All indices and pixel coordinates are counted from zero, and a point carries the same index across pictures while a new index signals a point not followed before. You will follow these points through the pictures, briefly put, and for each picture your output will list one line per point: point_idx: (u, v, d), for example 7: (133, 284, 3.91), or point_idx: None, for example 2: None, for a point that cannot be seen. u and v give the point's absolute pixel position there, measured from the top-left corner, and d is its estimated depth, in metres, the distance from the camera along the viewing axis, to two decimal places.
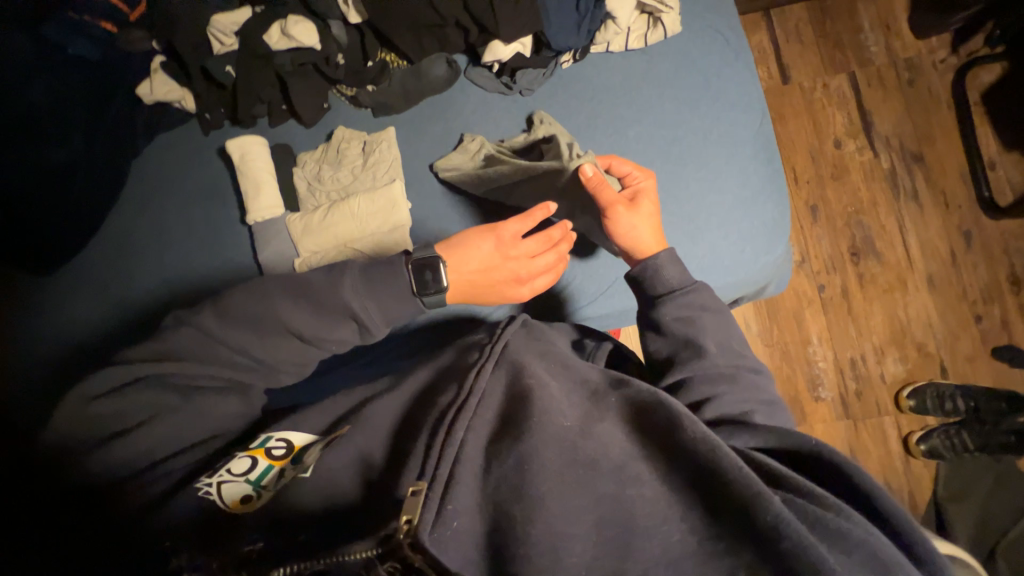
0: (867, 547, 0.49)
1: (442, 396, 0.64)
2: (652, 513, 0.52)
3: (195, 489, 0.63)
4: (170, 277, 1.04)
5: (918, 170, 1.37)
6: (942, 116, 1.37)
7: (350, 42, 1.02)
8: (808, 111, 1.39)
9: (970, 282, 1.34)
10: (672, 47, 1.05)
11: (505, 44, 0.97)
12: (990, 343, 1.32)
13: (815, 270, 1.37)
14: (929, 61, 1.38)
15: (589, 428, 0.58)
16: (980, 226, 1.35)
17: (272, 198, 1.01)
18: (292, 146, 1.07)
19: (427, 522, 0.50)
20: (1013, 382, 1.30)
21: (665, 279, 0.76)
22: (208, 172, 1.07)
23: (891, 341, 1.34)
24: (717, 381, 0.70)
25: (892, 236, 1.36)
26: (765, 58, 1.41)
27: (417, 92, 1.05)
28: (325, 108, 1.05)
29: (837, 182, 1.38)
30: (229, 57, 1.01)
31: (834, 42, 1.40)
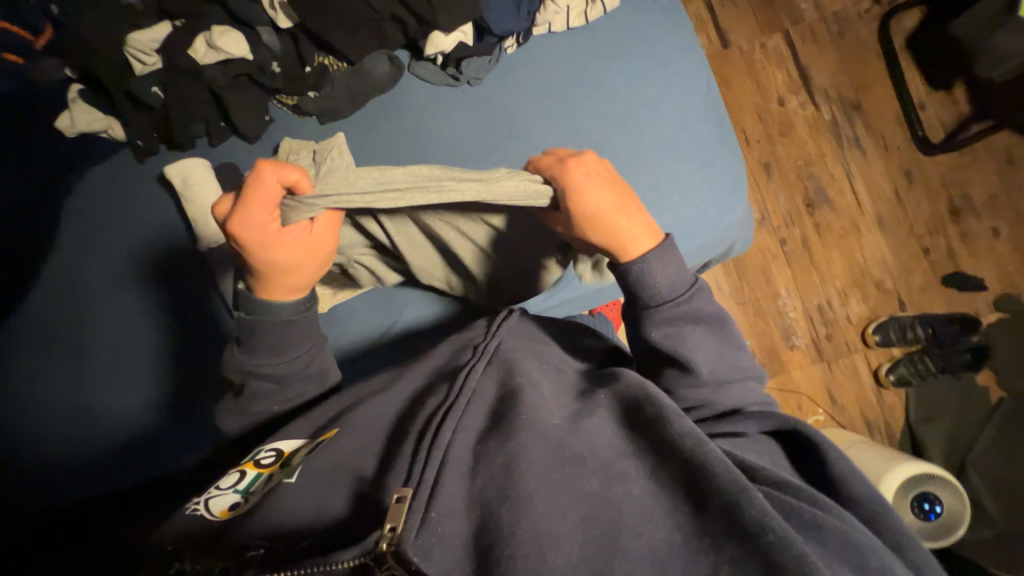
0: (841, 535, 0.51)
1: (431, 400, 0.63)
2: (637, 514, 0.51)
3: (183, 510, 0.61)
4: (122, 320, 0.98)
5: (857, 118, 1.43)
6: (874, 64, 1.43)
7: (285, 48, 0.97)
8: (750, 72, 1.43)
9: (916, 218, 1.42)
10: (614, 23, 1.05)
11: (445, 34, 0.96)
12: (941, 272, 1.41)
13: (775, 225, 1.42)
14: (856, 13, 1.44)
15: (580, 427, 0.59)
16: (919, 164, 1.43)
17: (216, 218, 0.94)
18: (237, 163, 1.00)
19: (412, 529, 0.47)
20: (964, 306, 1.39)
21: (655, 286, 0.67)
22: (147, 201, 1.00)
23: (851, 283, 1.41)
24: (726, 390, 0.68)
25: (841, 183, 1.42)
26: (703, 25, 1.44)
27: (362, 92, 1.00)
28: (266, 120, 1.00)
29: (784, 138, 1.43)
30: (154, 76, 0.95)
31: (766, 2, 1.44)
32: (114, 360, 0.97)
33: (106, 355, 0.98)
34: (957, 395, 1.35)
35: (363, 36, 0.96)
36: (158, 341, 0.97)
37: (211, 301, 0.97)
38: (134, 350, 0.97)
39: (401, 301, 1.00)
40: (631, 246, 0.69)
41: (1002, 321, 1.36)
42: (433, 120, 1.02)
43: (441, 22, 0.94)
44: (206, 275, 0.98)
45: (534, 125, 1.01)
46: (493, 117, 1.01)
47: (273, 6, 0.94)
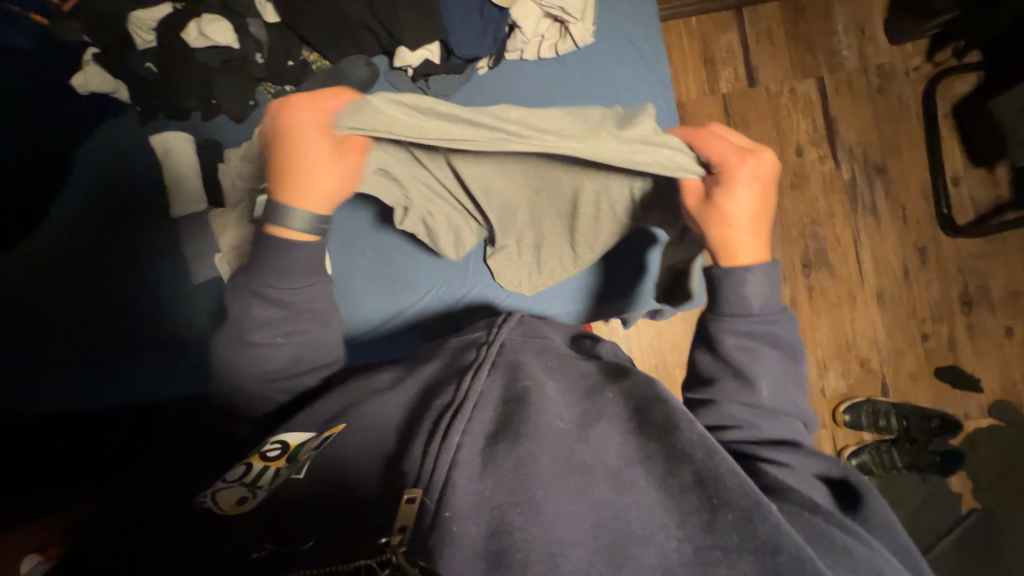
0: (869, 564, 0.43)
1: (439, 397, 0.54)
2: (650, 522, 0.45)
3: (196, 500, 0.56)
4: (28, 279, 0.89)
5: (879, 183, 1.26)
6: (909, 127, 1.26)
7: (273, 42, 0.83)
8: (773, 117, 1.29)
9: (920, 300, 1.23)
10: (621, 30, 0.82)
11: (411, 50, 0.76)
12: (934, 364, 1.21)
13: None
14: (902, 69, 1.27)
15: (590, 431, 0.50)
16: (936, 243, 1.23)
17: (196, 191, 0.84)
18: (222, 141, 0.87)
19: (427, 523, 0.43)
20: (952, 406, 1.19)
21: (743, 296, 0.62)
22: (98, 160, 0.91)
23: (834, 355, 1.23)
24: (761, 415, 0.59)
25: (846, 248, 1.25)
26: (732, 59, 1.30)
27: (338, 93, 0.82)
28: (250, 106, 0.85)
29: (795, 191, 1.27)
30: (150, 53, 0.85)
31: (805, 45, 1.30)
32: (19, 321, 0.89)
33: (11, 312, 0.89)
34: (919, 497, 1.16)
35: (336, 40, 0.80)
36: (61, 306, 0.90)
37: (130, 270, 0.90)
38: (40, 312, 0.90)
39: (345, 297, 0.89)
40: (739, 256, 0.62)
41: (990, 428, 1.17)
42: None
43: (404, 36, 0.75)
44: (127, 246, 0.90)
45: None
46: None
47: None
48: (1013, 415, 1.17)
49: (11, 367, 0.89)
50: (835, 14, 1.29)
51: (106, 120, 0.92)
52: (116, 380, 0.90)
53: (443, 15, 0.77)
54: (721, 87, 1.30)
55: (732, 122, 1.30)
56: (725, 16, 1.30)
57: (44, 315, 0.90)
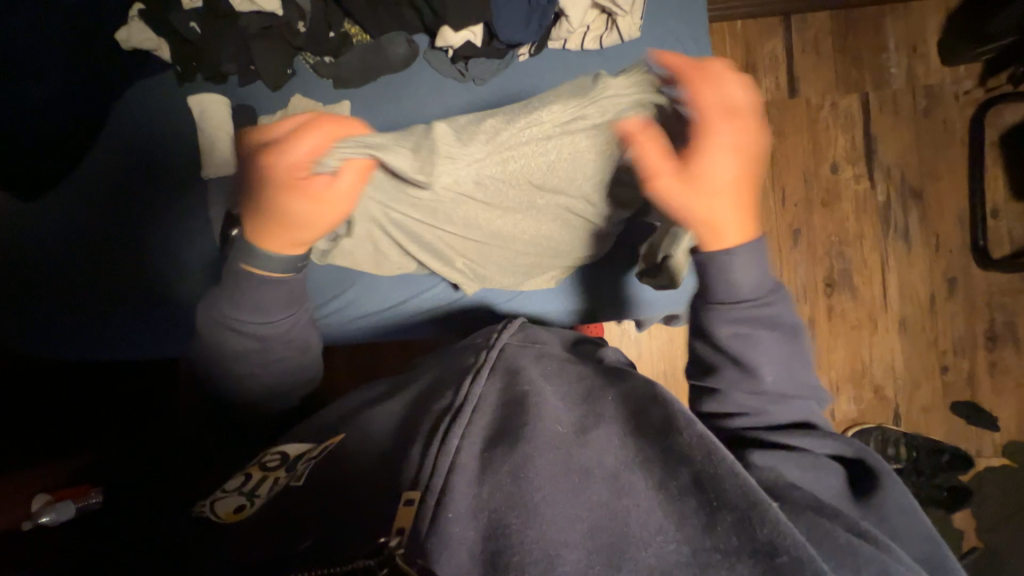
0: (879, 564, 0.43)
1: (438, 400, 0.56)
2: (648, 524, 0.44)
3: (197, 510, 0.60)
4: (60, 228, 0.91)
5: (914, 208, 1.22)
6: (952, 153, 1.22)
7: (317, 12, 0.84)
8: (810, 130, 1.26)
9: (944, 331, 1.20)
10: (667, 25, 0.80)
11: (455, 31, 0.76)
12: (951, 398, 1.18)
13: None
14: (952, 92, 1.22)
15: (587, 433, 0.50)
16: (967, 275, 1.20)
17: (224, 157, 0.84)
18: (255, 108, 0.87)
19: (423, 528, 0.44)
20: (964, 442, 1.17)
21: (733, 282, 0.60)
22: (140, 117, 0.93)
23: (848, 378, 1.21)
24: (766, 402, 0.58)
25: (872, 272, 1.22)
26: (774, 67, 1.27)
27: (375, 69, 0.82)
28: (287, 74, 0.85)
29: (825, 208, 1.24)
30: (195, 13, 0.86)
31: (852, 58, 1.26)
32: (46, 271, 0.90)
33: (39, 260, 0.90)
34: None
35: (379, 17, 0.81)
36: (85, 257, 0.91)
37: (155, 228, 0.91)
38: (65, 261, 0.90)
39: (362, 274, 0.88)
40: (722, 239, 0.60)
41: (1002, 468, 1.14)
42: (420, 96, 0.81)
43: (448, 15, 0.76)
44: (156, 204, 0.91)
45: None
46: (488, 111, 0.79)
47: None
48: None
49: (38, 318, 0.91)
50: (887, 28, 1.25)
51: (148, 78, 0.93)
52: (135, 333, 0.93)
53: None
54: (760, 95, 1.27)
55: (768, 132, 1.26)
56: (771, 22, 1.26)
57: (61, 265, 0.90)
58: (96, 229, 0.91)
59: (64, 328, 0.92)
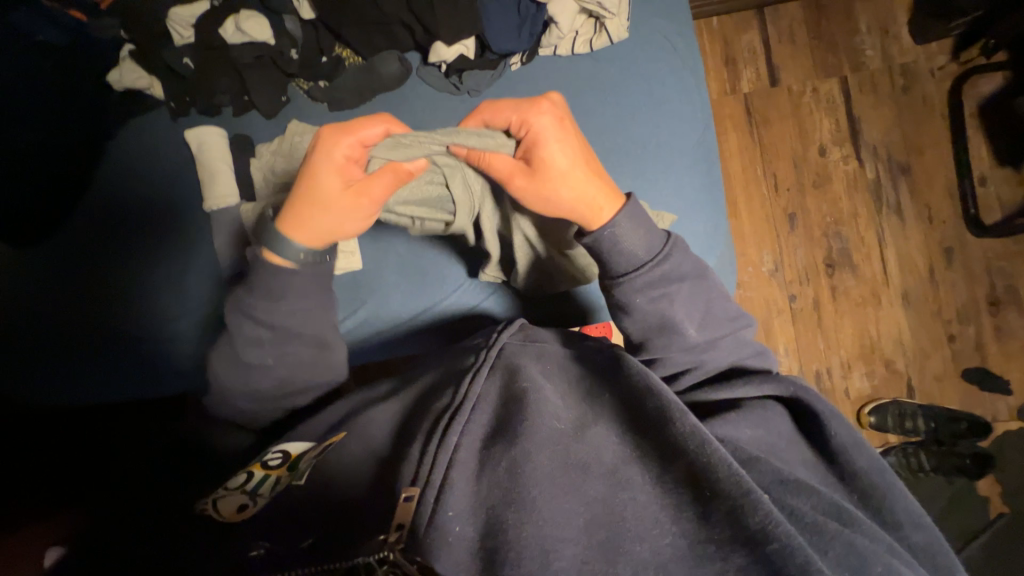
0: (843, 539, 0.45)
1: (437, 401, 0.57)
2: (644, 518, 0.46)
3: (197, 508, 0.60)
4: (62, 273, 0.90)
5: (904, 182, 1.25)
6: (934, 127, 1.25)
7: (307, 38, 0.84)
8: (794, 116, 1.29)
9: (947, 301, 1.21)
10: (653, 25, 0.82)
11: (447, 46, 0.77)
12: (961, 365, 1.19)
13: (787, 279, 1.25)
14: (927, 68, 1.26)
15: (585, 431, 0.53)
16: (963, 243, 1.22)
17: (228, 184, 0.85)
18: (252, 137, 0.88)
19: (422, 524, 0.45)
20: (980, 408, 1.17)
21: (624, 251, 0.62)
22: (133, 154, 0.92)
23: (858, 356, 1.22)
24: (694, 350, 0.63)
25: (870, 248, 1.24)
26: (753, 58, 1.30)
27: (370, 89, 0.82)
28: (281, 102, 0.85)
29: (818, 190, 1.26)
30: (188, 50, 0.86)
31: (827, 44, 1.29)
32: (52, 315, 0.90)
33: (45, 305, 0.90)
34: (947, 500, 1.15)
35: (371, 38, 0.81)
36: (91, 299, 0.90)
37: (158, 264, 0.91)
38: (71, 305, 0.90)
39: (372, 292, 0.89)
40: (601, 215, 0.63)
41: (1020, 431, 1.15)
42: (417, 110, 0.82)
43: (439, 30, 0.76)
44: (158, 241, 0.91)
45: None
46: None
47: None
48: None
49: (43, 364, 0.90)
50: (858, 13, 1.29)
51: (137, 115, 0.92)
52: (136, 374, 0.91)
53: (482, 14, 0.77)
54: (742, 86, 1.30)
55: (754, 121, 1.29)
56: (745, 16, 1.30)
57: (67, 310, 0.90)
58: (99, 271, 0.90)
59: (66, 374, 0.90)
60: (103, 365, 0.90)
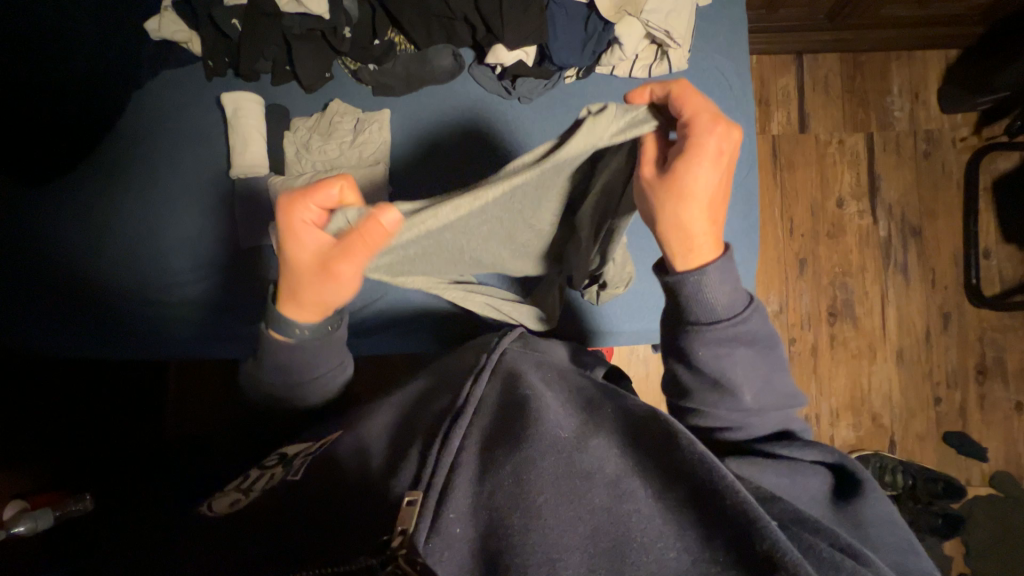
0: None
1: (435, 402, 0.51)
2: (648, 530, 0.40)
3: (195, 510, 0.58)
4: (71, 220, 0.88)
5: (913, 244, 1.28)
6: (949, 195, 1.29)
7: (363, 17, 0.82)
8: (818, 164, 1.31)
9: (938, 363, 1.25)
10: (708, 61, 0.84)
11: (508, 50, 0.77)
12: (944, 427, 1.24)
13: (790, 322, 1.27)
14: (950, 137, 1.30)
15: (586, 437, 0.45)
16: (960, 311, 1.26)
17: (259, 154, 0.83)
18: (290, 109, 0.87)
19: (423, 532, 0.39)
20: (955, 471, 1.22)
21: (708, 302, 0.50)
22: (168, 110, 0.90)
23: (847, 406, 1.25)
24: (751, 417, 0.53)
25: (873, 303, 1.27)
26: (787, 102, 1.32)
27: (420, 79, 0.83)
28: (326, 78, 0.85)
29: (831, 240, 1.29)
30: (237, 10, 0.83)
31: (859, 99, 1.32)
32: (52, 261, 0.87)
33: (45, 248, 0.87)
34: None
35: (430, 27, 0.80)
36: (97, 250, 0.87)
37: (170, 225, 0.88)
38: (74, 253, 0.87)
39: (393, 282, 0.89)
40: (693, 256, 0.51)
41: (990, 497, 1.19)
42: (469, 111, 0.83)
43: (503, 33, 0.75)
44: (174, 201, 0.88)
45: None
46: (533, 132, 0.82)
47: None
48: (1014, 488, 1.19)
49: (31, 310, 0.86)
50: (892, 73, 1.32)
51: (172, 69, 0.90)
52: (126, 335, 0.86)
53: (549, 25, 0.77)
54: (772, 128, 1.32)
55: (778, 163, 1.31)
56: (785, 60, 1.32)
57: (70, 259, 0.87)
58: (111, 223, 0.88)
59: (57, 324, 0.86)
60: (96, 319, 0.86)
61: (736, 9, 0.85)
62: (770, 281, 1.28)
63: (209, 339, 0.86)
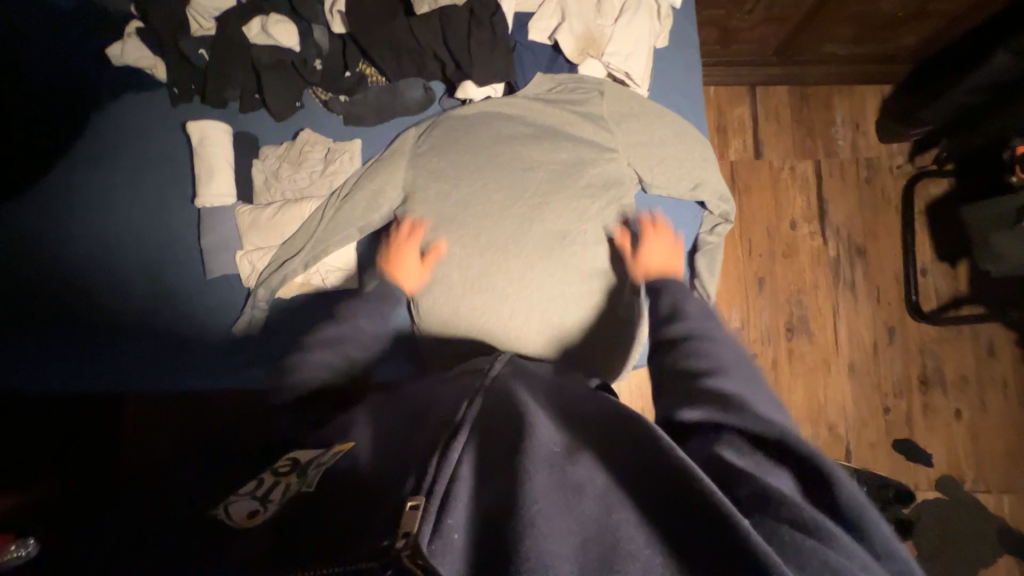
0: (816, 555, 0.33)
1: (439, 415, 0.53)
2: (637, 539, 0.36)
3: None
4: (19, 247, 0.84)
5: (860, 264, 1.38)
6: (889, 218, 1.39)
7: (334, 51, 0.84)
8: (773, 188, 1.40)
9: (885, 375, 1.34)
10: (665, 99, 0.90)
11: (478, 87, 0.82)
12: (893, 435, 1.32)
13: (751, 338, 1.34)
14: (887, 165, 1.41)
15: (577, 453, 0.43)
16: (903, 325, 1.36)
17: (225, 185, 0.83)
18: (259, 137, 0.87)
19: (425, 535, 0.38)
20: (904, 476, 1.29)
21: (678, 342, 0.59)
22: (126, 133, 0.87)
23: (805, 418, 1.32)
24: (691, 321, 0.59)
25: (826, 319, 1.36)
26: (742, 131, 1.41)
27: (390, 110, 0.85)
28: (296, 107, 0.85)
29: (786, 259, 1.37)
30: (205, 40, 0.84)
31: (807, 129, 1.42)
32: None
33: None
34: None
35: (402, 62, 0.83)
36: (45, 279, 0.83)
37: (127, 252, 0.85)
38: (22, 281, 0.83)
39: None
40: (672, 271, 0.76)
41: (937, 501, 1.26)
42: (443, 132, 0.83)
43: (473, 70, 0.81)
44: (133, 228, 0.85)
45: None
46: None
47: (333, 9, 0.82)
48: (957, 491, 1.28)
49: None
50: (835, 105, 1.43)
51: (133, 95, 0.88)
52: (73, 368, 0.82)
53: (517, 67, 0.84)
54: (730, 154, 1.40)
55: (737, 187, 1.39)
56: (739, 91, 1.41)
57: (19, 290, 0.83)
58: (61, 251, 0.84)
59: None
60: (39, 353, 0.82)
61: (690, 50, 0.92)
62: (732, 299, 1.34)
63: (165, 372, 0.83)
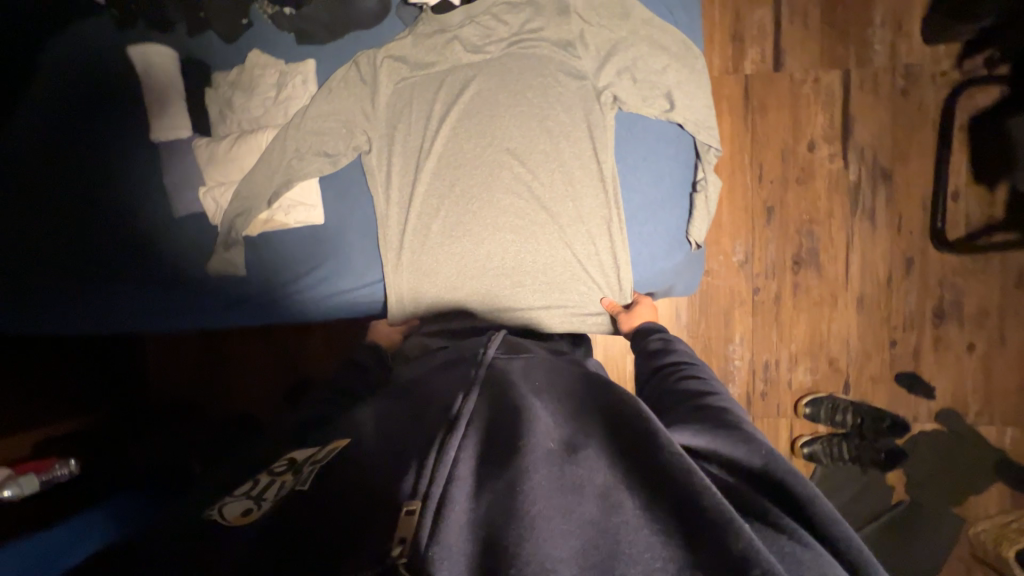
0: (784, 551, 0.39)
1: (434, 408, 0.55)
2: (637, 542, 0.39)
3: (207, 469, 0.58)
4: None
5: (883, 190, 1.26)
6: (924, 135, 1.24)
7: None
8: (791, 106, 1.25)
9: (897, 308, 1.27)
10: None
11: None
12: (897, 369, 1.28)
13: (754, 272, 1.27)
14: (930, 72, 1.23)
15: (577, 452, 0.46)
16: (924, 256, 1.26)
17: (178, 116, 0.79)
18: (209, 61, 0.81)
19: (423, 538, 0.40)
20: (904, 409, 1.27)
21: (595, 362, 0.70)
22: (61, 63, 0.80)
23: (805, 352, 1.28)
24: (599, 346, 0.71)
25: (838, 250, 1.27)
26: (761, 38, 1.24)
27: (343, 22, 0.79)
28: (243, 24, 0.80)
29: (800, 186, 1.26)
30: None
31: (838, 32, 1.23)
32: None
33: None
34: (858, 486, 1.24)
35: None
36: None
37: None
38: None
39: (333, 247, 0.82)
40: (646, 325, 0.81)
41: (935, 432, 1.25)
42: (404, 54, 0.80)
43: None
44: None
45: (516, 118, 0.79)
46: (467, 81, 0.80)
47: None
48: (957, 423, 1.26)
49: None
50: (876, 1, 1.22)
51: (72, 19, 0.82)
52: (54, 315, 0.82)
53: None
54: (745, 67, 1.25)
55: (751, 106, 1.25)
56: None
57: None
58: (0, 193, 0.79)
59: None
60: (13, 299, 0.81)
61: None
62: (737, 231, 1.26)
63: (149, 316, 0.83)
